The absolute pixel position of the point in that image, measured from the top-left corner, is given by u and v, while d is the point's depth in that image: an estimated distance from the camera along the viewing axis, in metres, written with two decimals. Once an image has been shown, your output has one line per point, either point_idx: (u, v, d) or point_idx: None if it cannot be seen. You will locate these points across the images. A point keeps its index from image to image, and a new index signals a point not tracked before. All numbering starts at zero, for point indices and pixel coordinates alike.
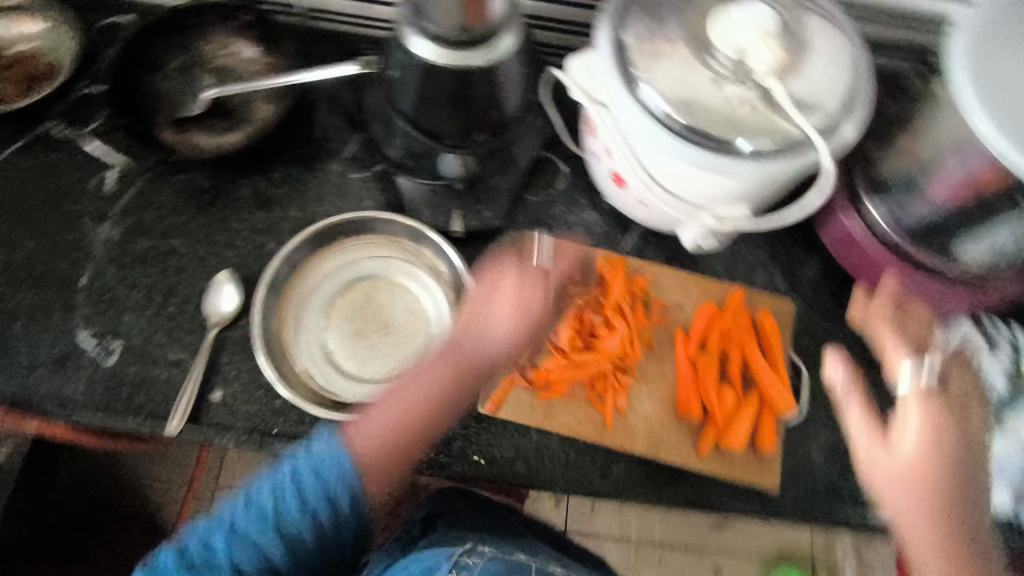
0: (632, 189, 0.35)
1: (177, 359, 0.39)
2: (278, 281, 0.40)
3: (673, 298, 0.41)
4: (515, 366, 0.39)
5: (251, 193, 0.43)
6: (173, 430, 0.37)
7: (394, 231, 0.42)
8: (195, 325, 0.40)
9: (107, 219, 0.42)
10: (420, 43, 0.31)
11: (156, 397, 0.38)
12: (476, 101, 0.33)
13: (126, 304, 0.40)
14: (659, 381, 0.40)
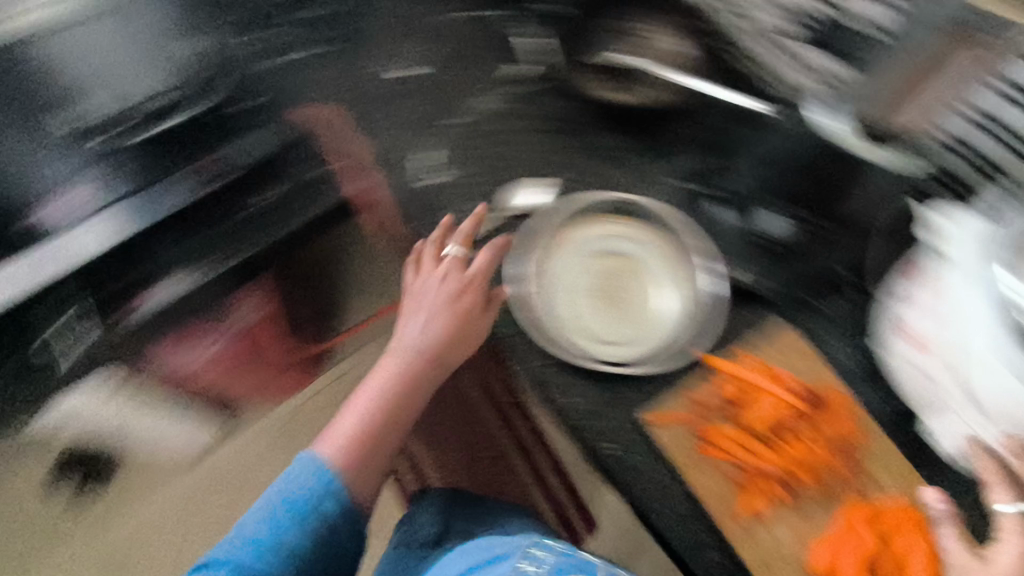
0: (909, 355, 0.38)
1: (465, 205, 0.46)
2: (563, 210, 0.44)
3: (872, 468, 0.39)
4: (696, 411, 0.40)
5: (599, 143, 0.48)
6: (435, 231, 0.45)
7: (681, 235, 0.44)
8: (491, 195, 0.47)
9: (486, 89, 0.50)
10: (816, 109, 0.44)
11: (433, 217, 0.46)
12: (826, 183, 0.45)
13: (472, 154, 0.48)
14: (808, 522, 0.38)
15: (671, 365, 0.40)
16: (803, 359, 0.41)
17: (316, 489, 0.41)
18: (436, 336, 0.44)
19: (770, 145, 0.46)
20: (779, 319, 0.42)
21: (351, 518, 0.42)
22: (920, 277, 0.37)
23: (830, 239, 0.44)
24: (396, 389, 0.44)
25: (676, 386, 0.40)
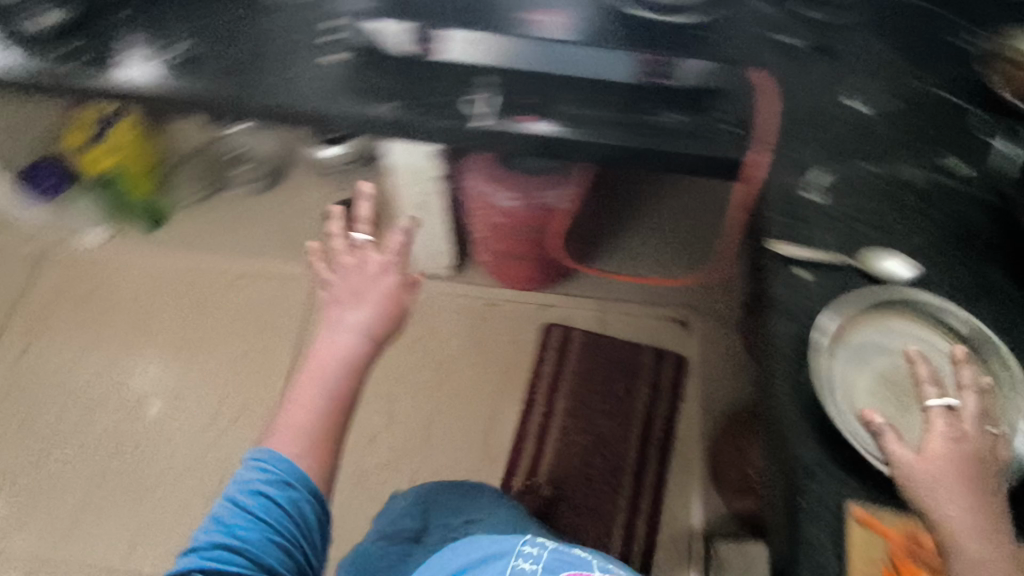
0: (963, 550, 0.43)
1: (828, 241, 0.60)
2: (911, 303, 0.56)
3: None
4: (902, 548, 0.49)
5: (994, 279, 0.58)
6: (775, 246, 0.59)
7: (999, 377, 0.52)
8: (860, 246, 0.59)
9: (922, 167, 0.63)
10: None
11: (811, 229, 0.60)
12: None
13: (882, 216, 0.61)
14: None
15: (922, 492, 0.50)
16: None
17: (276, 475, 0.54)
18: (363, 341, 0.61)
19: None
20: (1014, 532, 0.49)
21: (296, 515, 0.54)
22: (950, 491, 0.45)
23: None
24: (342, 368, 0.59)
25: (904, 520, 0.50)
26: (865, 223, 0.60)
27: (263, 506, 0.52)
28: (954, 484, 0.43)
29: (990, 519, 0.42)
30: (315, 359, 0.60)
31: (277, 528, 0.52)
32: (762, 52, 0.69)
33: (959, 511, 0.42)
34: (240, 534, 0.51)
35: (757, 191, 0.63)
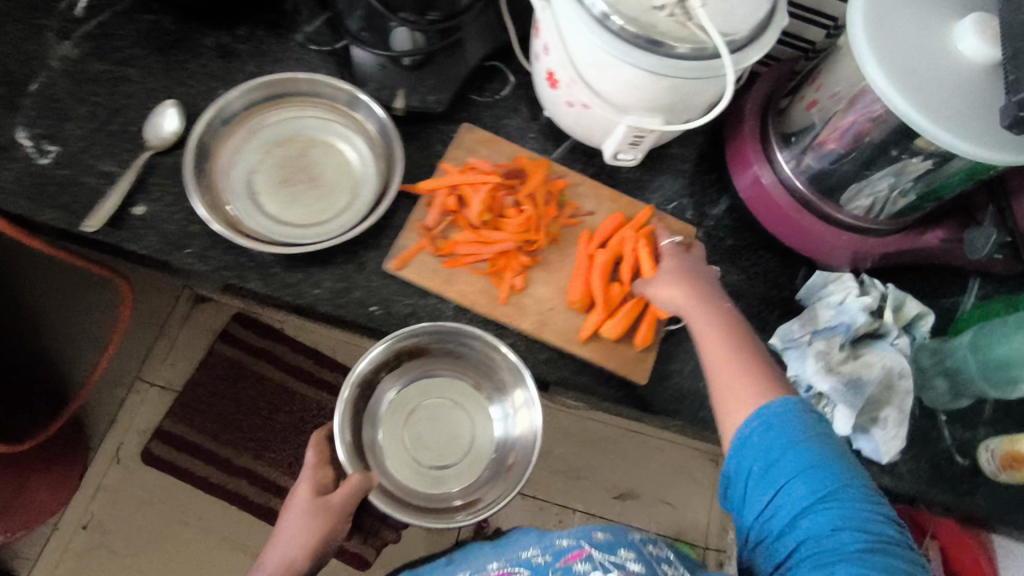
0: (559, 83, 0.70)
1: (108, 170, 0.68)
2: (202, 141, 0.69)
3: (588, 206, 0.75)
4: (428, 232, 0.70)
5: (214, 44, 0.75)
6: (96, 216, 0.65)
7: (284, 94, 0.72)
8: (133, 147, 0.69)
9: (67, 40, 0.72)
10: (378, 112, 0.72)
11: (87, 191, 0.67)
12: (463, 74, 0.75)
13: (74, 117, 0.69)
14: (555, 269, 0.72)
15: (384, 207, 0.68)
16: (498, 148, 0.76)
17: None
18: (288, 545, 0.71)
19: (425, 74, 0.74)
20: (464, 126, 0.77)
21: None
22: (613, 151, 0.73)
23: (451, 50, 0.74)
24: (298, 525, 0.72)
25: (409, 225, 0.71)
26: (100, 131, 0.69)
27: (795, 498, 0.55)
28: (711, 331, 0.64)
29: (743, 372, 0.61)
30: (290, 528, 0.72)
31: None
32: (136, 155, 0.69)
33: (717, 357, 0.63)
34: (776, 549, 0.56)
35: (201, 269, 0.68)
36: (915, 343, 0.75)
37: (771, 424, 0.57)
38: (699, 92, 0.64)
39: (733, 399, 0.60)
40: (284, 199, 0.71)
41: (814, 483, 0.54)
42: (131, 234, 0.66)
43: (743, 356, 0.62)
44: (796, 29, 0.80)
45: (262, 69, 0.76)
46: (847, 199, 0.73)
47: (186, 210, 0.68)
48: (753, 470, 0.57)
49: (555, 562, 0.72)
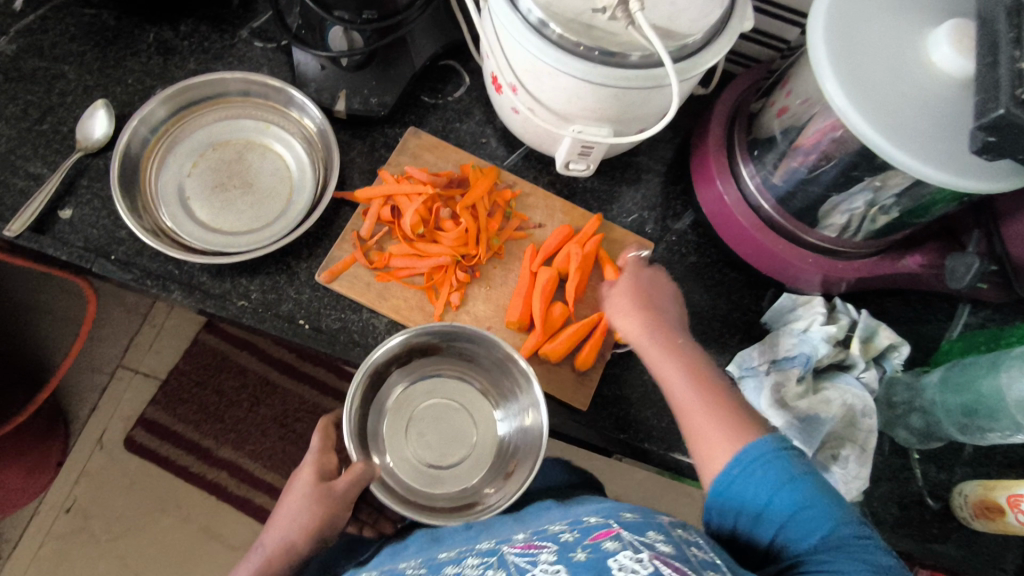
0: (501, 86, 0.66)
1: (37, 172, 0.67)
2: (131, 144, 0.67)
3: (537, 219, 0.72)
4: (362, 242, 0.68)
5: (154, 41, 0.73)
6: (17, 221, 0.63)
7: (216, 93, 0.70)
8: (63, 149, 0.68)
9: (5, 37, 0.71)
10: (315, 113, 0.69)
11: (15, 192, 0.66)
12: (408, 76, 0.72)
13: (7, 117, 0.68)
14: (496, 284, 0.69)
15: (314, 215, 0.65)
16: (446, 154, 0.73)
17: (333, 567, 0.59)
18: (282, 533, 0.59)
19: (367, 76, 0.71)
20: (410, 130, 0.73)
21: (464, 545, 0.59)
22: (563, 158, 0.69)
23: (395, 51, 0.71)
24: (297, 514, 0.59)
25: (343, 234, 0.68)
26: (32, 132, 0.68)
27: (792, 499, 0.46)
28: (672, 366, 0.57)
29: (711, 407, 0.53)
30: (286, 512, 0.59)
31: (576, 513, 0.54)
32: (65, 156, 0.68)
33: (681, 395, 0.55)
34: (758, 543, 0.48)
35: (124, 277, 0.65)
36: (887, 376, 0.70)
37: (760, 459, 0.48)
38: (645, 99, 0.59)
39: (699, 434, 0.53)
40: (212, 205, 0.68)
41: (815, 525, 0.46)
42: (54, 239, 0.65)
43: (704, 383, 0.56)
44: (773, 28, 0.76)
45: (202, 67, 0.73)
46: (815, 217, 0.67)
47: (113, 215, 0.66)
48: (744, 509, 0.48)
49: (581, 539, 0.46)
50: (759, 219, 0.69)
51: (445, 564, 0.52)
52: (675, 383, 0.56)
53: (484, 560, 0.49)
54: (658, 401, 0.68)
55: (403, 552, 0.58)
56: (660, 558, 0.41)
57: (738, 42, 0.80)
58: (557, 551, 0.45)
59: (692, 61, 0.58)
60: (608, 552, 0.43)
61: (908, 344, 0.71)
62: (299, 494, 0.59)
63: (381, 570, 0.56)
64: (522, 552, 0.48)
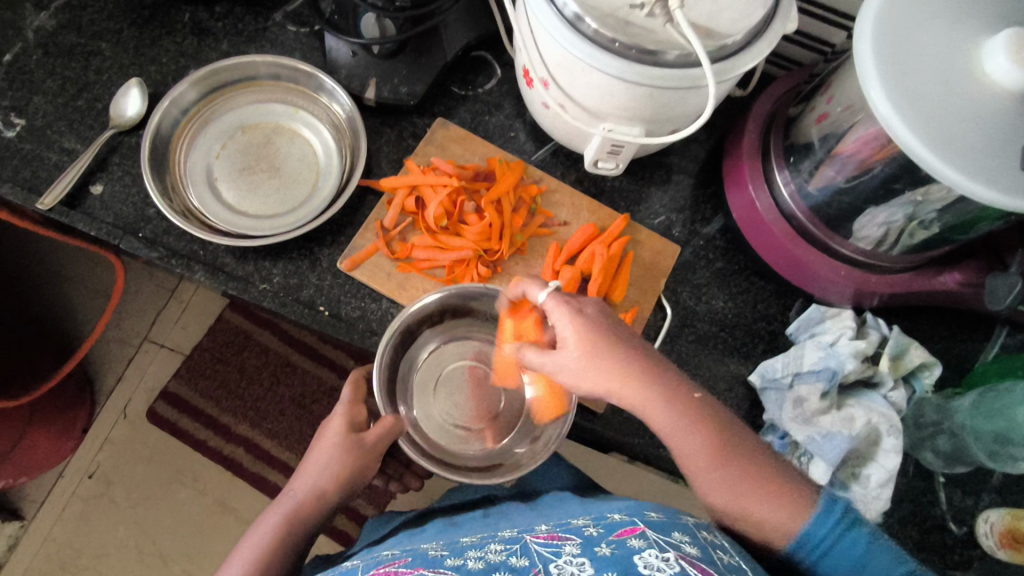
0: (533, 81, 0.65)
1: (71, 148, 0.68)
2: (163, 123, 0.67)
3: (562, 217, 0.71)
4: (384, 231, 0.67)
5: (189, 21, 0.73)
6: (51, 193, 0.65)
7: (248, 75, 0.70)
8: (97, 126, 0.69)
9: (45, 12, 0.72)
10: (345, 99, 0.69)
11: (48, 167, 0.67)
12: (440, 66, 0.71)
13: (44, 92, 0.69)
14: (518, 281, 0.68)
15: (339, 203, 0.65)
16: (474, 147, 0.72)
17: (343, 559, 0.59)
18: (310, 485, 0.58)
19: (399, 65, 0.70)
20: (439, 121, 0.72)
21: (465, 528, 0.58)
22: (592, 157, 0.67)
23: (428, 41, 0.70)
24: (328, 462, 0.59)
25: (367, 223, 0.68)
26: (67, 108, 0.69)
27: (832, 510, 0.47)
28: (673, 422, 0.50)
29: (744, 469, 0.50)
30: (316, 461, 0.59)
31: (588, 511, 0.53)
32: (98, 133, 0.68)
33: (696, 454, 0.50)
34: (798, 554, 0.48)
35: (151, 254, 0.66)
36: (916, 397, 0.67)
37: (839, 527, 0.47)
38: (681, 99, 0.57)
39: (734, 494, 0.49)
40: (238, 187, 0.68)
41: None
42: (84, 214, 0.66)
43: (709, 431, 0.50)
44: (818, 30, 0.73)
45: (236, 48, 0.73)
46: (850, 228, 0.65)
47: (142, 193, 0.67)
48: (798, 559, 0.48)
49: (605, 535, 0.45)
50: (792, 228, 0.67)
51: (468, 546, 0.51)
52: (684, 431, 0.50)
53: (507, 546, 0.48)
54: None
55: (421, 535, 0.58)
56: (686, 558, 0.40)
57: (781, 44, 0.78)
58: (582, 545, 0.44)
59: (732, 63, 0.56)
60: (633, 549, 0.42)
61: (941, 365, 0.68)
62: (333, 441, 0.60)
63: (402, 546, 0.55)
64: (545, 542, 0.47)
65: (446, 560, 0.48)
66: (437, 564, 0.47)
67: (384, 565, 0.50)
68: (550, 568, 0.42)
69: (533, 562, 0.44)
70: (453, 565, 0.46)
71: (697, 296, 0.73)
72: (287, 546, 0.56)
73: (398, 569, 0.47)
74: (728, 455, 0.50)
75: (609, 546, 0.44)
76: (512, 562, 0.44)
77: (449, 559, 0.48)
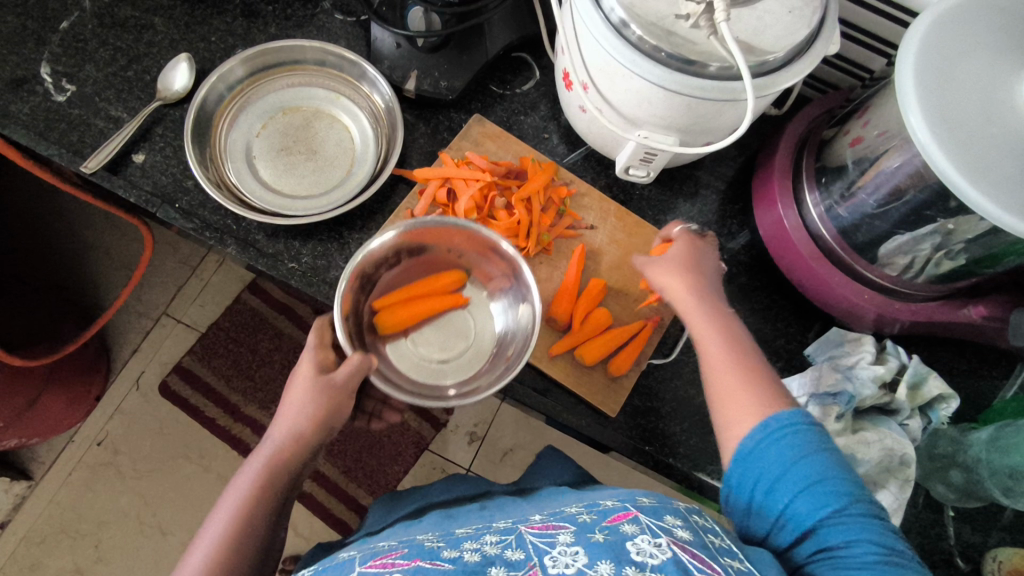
0: (572, 82, 0.65)
1: (116, 117, 0.70)
2: (208, 98, 0.69)
3: (590, 220, 0.72)
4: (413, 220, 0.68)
5: (240, 3, 0.75)
6: (95, 157, 0.66)
7: (294, 58, 0.72)
8: (144, 97, 0.71)
9: None
10: (387, 89, 0.70)
11: (94, 132, 0.69)
12: (482, 64, 0.72)
13: (95, 61, 0.71)
14: (541, 280, 0.69)
15: (372, 189, 0.66)
16: (508, 145, 0.73)
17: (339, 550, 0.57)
18: (281, 434, 0.56)
19: (442, 59, 0.71)
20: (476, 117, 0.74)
21: (463, 519, 0.57)
22: (624, 162, 0.68)
23: (472, 39, 0.72)
24: (302, 405, 0.56)
25: (397, 210, 0.69)
26: (116, 78, 0.71)
27: (773, 453, 0.47)
28: (715, 326, 0.56)
29: (743, 380, 0.52)
30: (290, 405, 0.56)
31: (580, 502, 0.53)
32: (144, 104, 0.70)
33: (715, 356, 0.55)
34: (751, 508, 0.48)
35: (185, 224, 0.67)
36: (931, 427, 0.67)
37: (769, 434, 0.47)
38: (719, 110, 0.58)
39: (728, 393, 0.52)
40: (275, 166, 0.70)
41: (821, 501, 0.45)
42: (125, 180, 0.67)
43: (739, 350, 0.55)
44: (858, 56, 0.74)
45: (283, 33, 0.75)
46: (876, 253, 0.65)
47: (182, 165, 0.69)
48: (748, 490, 0.48)
49: (599, 521, 0.46)
50: (818, 248, 0.67)
51: (464, 537, 0.50)
52: (712, 336, 0.56)
53: (503, 539, 0.47)
54: (689, 417, 0.67)
55: (417, 525, 0.58)
56: (678, 544, 0.41)
57: (819, 67, 0.78)
58: (575, 533, 0.45)
59: (772, 78, 0.56)
60: (626, 535, 0.43)
61: (958, 398, 0.68)
62: (304, 384, 0.57)
63: (397, 537, 0.55)
64: (539, 532, 0.47)
65: (443, 551, 0.47)
66: (436, 556, 0.46)
67: (381, 555, 0.48)
68: (546, 560, 0.42)
69: (528, 555, 0.43)
70: (451, 557, 0.45)
71: None
72: (274, 489, 0.54)
73: (395, 560, 0.46)
74: (745, 364, 0.54)
75: (601, 529, 0.44)
76: (507, 557, 0.43)
77: (446, 550, 0.47)
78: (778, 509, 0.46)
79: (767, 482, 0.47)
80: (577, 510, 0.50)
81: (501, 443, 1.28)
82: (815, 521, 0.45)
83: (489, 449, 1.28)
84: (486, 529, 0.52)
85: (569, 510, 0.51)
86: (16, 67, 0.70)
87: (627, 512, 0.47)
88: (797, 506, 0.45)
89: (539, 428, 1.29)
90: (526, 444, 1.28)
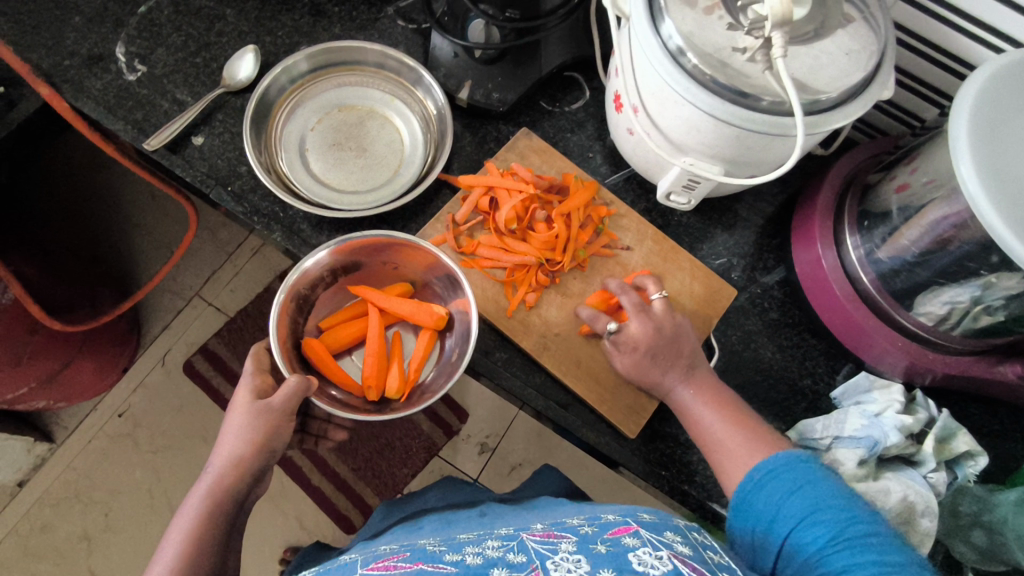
0: (622, 103, 0.67)
1: (182, 100, 0.73)
2: (269, 89, 0.71)
3: (626, 242, 0.72)
4: (454, 225, 0.70)
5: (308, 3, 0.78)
6: (159, 135, 0.69)
7: (355, 59, 0.74)
8: (210, 85, 0.74)
9: None
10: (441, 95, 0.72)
11: (159, 112, 0.72)
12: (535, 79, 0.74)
13: (168, 47, 0.74)
14: (572, 295, 0.69)
15: (416, 190, 0.68)
16: (553, 160, 0.74)
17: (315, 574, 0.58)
18: (222, 464, 0.55)
19: (497, 71, 0.73)
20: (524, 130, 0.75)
21: (461, 522, 0.58)
22: (665, 185, 0.69)
23: (529, 54, 0.73)
24: (240, 431, 0.55)
25: (440, 215, 0.70)
26: (185, 63, 0.74)
27: (768, 471, 0.52)
28: (702, 397, 0.61)
29: (734, 421, 0.58)
30: (227, 432, 0.56)
31: (580, 514, 0.53)
32: (209, 90, 0.73)
33: (713, 425, 0.59)
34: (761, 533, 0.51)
35: (235, 207, 0.70)
36: (957, 483, 0.66)
37: (784, 467, 0.52)
38: (769, 141, 0.58)
39: (729, 452, 0.56)
40: (326, 159, 0.72)
41: (816, 506, 0.48)
42: (184, 160, 0.70)
43: (736, 411, 0.59)
44: (910, 104, 0.74)
45: (346, 33, 0.78)
46: (914, 302, 0.64)
47: (238, 150, 0.71)
48: (763, 521, 0.51)
49: (600, 533, 0.46)
50: (855, 292, 0.67)
51: (466, 542, 0.50)
52: (698, 404, 0.61)
53: (505, 543, 0.48)
54: None
55: (417, 531, 0.59)
56: (679, 558, 0.41)
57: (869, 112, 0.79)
58: (577, 542, 0.45)
59: (827, 115, 0.56)
60: (628, 547, 0.43)
61: (988, 457, 0.66)
62: (242, 413, 0.56)
63: (398, 542, 0.56)
64: (541, 540, 0.47)
65: (445, 554, 0.47)
66: (438, 559, 0.46)
67: (381, 559, 0.49)
68: (547, 564, 0.42)
69: (529, 559, 0.43)
70: (453, 560, 0.45)
71: (745, 343, 0.74)
72: (218, 517, 0.53)
73: (398, 563, 0.47)
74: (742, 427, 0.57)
75: (606, 540, 0.44)
76: (510, 559, 0.44)
77: (447, 554, 0.47)
78: (779, 515, 0.50)
79: (766, 492, 0.51)
80: (577, 521, 0.50)
81: (511, 457, 1.28)
82: (814, 521, 0.48)
83: (498, 462, 1.28)
84: (489, 534, 0.52)
85: (571, 520, 0.51)
86: (93, 44, 0.73)
87: (629, 525, 0.47)
88: (792, 508, 0.49)
89: (549, 446, 1.29)
90: (535, 460, 1.28)
